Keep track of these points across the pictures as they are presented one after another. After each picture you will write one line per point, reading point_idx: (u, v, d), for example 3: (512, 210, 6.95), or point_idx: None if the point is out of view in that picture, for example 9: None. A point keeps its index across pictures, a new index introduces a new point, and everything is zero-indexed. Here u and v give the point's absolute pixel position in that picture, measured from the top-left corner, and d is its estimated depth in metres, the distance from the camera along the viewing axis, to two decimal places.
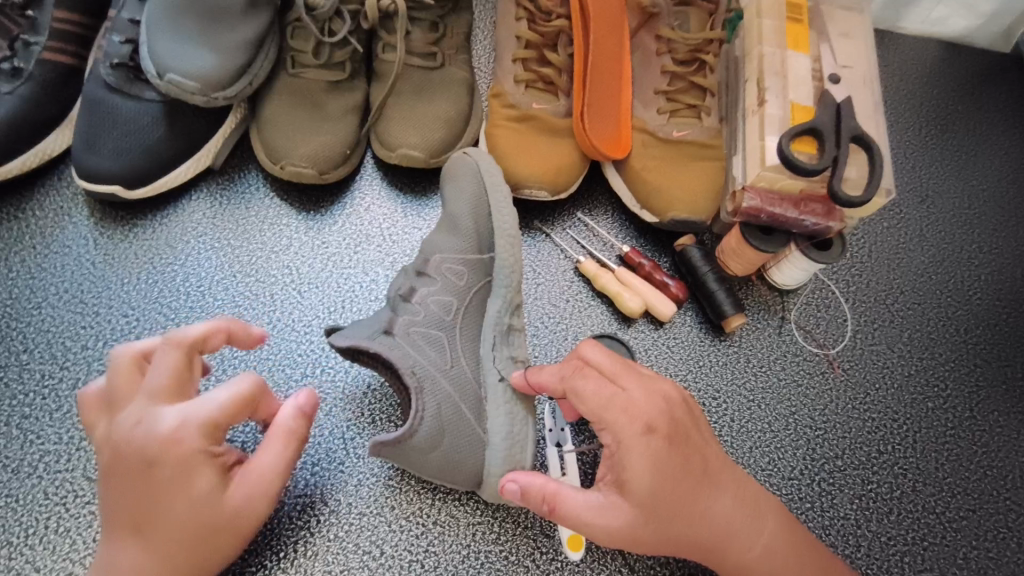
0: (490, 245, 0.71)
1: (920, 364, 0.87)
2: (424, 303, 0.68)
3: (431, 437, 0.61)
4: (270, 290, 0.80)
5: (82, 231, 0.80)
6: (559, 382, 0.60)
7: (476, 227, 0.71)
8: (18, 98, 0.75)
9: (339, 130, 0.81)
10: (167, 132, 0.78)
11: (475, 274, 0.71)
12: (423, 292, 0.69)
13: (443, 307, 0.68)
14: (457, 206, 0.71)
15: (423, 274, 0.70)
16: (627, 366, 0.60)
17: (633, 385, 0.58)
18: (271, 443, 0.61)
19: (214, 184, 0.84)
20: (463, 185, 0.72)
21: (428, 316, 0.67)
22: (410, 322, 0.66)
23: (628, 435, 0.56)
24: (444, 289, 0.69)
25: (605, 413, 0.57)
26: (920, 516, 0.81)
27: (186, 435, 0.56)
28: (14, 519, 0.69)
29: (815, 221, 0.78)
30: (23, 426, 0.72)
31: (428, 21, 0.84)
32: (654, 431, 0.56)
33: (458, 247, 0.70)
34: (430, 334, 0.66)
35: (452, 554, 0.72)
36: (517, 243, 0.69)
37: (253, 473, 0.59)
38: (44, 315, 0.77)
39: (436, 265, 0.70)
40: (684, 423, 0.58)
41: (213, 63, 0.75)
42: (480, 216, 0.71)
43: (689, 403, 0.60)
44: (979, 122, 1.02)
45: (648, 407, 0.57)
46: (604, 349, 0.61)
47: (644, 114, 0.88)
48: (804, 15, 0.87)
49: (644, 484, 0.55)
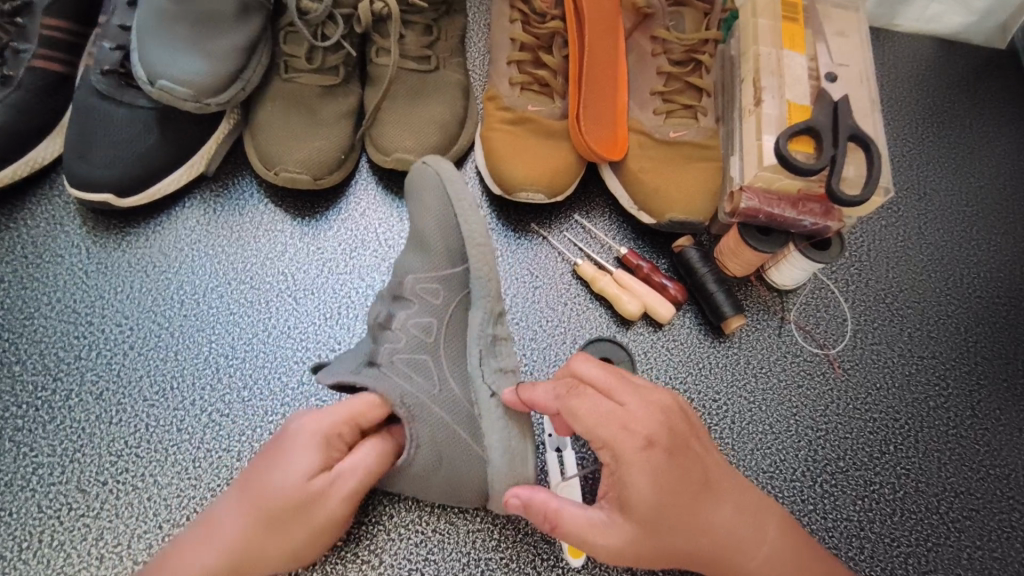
0: (462, 258, 0.68)
1: (920, 363, 0.87)
2: (403, 327, 0.67)
3: (428, 463, 0.63)
4: (265, 297, 0.80)
5: (74, 239, 0.79)
6: (556, 401, 0.58)
7: (446, 242, 0.68)
8: (7, 106, 0.75)
9: (333, 135, 0.80)
10: (159, 139, 0.77)
11: (452, 289, 0.68)
12: (401, 318, 0.68)
13: (423, 329, 0.67)
14: (424, 223, 0.69)
15: (400, 298, 0.69)
16: (622, 379, 0.58)
17: (631, 398, 0.57)
18: (352, 468, 0.59)
19: (208, 190, 0.83)
20: (427, 200, 0.69)
21: (410, 340, 0.67)
22: (392, 351, 0.66)
23: (630, 451, 0.55)
24: (423, 310, 0.68)
25: (604, 430, 0.56)
26: (923, 517, 0.80)
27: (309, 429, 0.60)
28: (8, 533, 0.68)
29: (813, 221, 0.77)
30: (16, 439, 0.71)
31: (422, 24, 0.84)
32: (655, 445, 0.55)
33: (429, 266, 0.69)
34: (415, 358, 0.66)
35: (452, 562, 0.71)
36: (490, 253, 0.65)
37: (326, 497, 0.58)
38: (36, 325, 0.76)
39: (410, 288, 0.69)
40: (682, 433, 0.58)
41: (205, 70, 0.74)
42: (448, 231, 0.67)
43: (684, 411, 0.60)
44: (975, 118, 1.01)
45: (645, 421, 0.56)
46: (598, 363, 0.59)
47: (640, 115, 0.87)
48: (800, 14, 0.87)
49: (646, 500, 0.55)
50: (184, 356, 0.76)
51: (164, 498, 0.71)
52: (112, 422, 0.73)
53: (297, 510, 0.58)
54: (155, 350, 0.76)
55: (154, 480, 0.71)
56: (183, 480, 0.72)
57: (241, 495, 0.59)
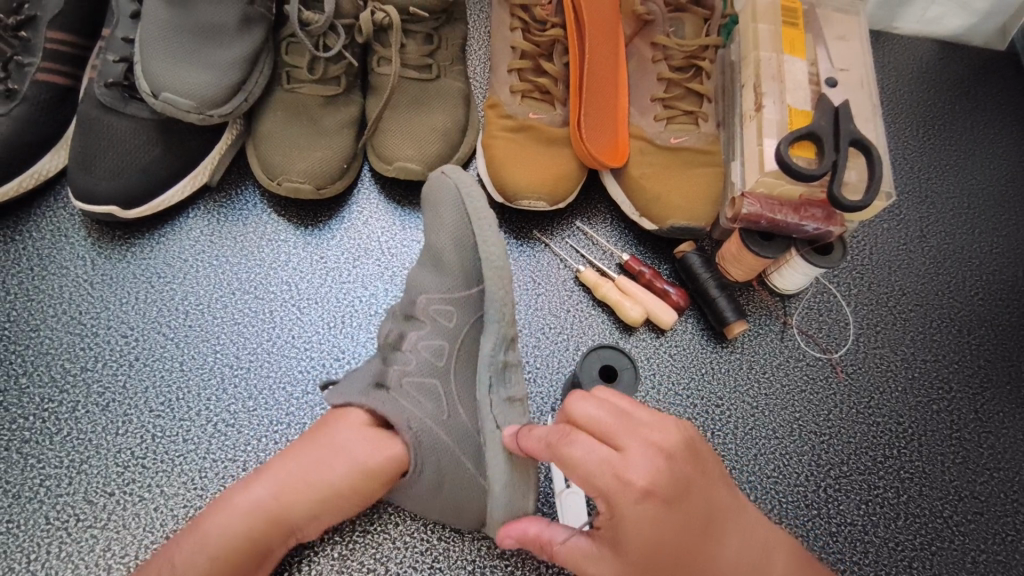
0: (479, 278, 0.69)
1: (923, 367, 0.87)
2: (414, 349, 0.67)
3: (430, 476, 0.62)
4: (270, 307, 0.80)
5: (80, 251, 0.80)
6: (548, 449, 0.56)
7: (463, 262, 0.69)
8: (13, 120, 0.75)
9: (336, 145, 0.81)
10: (162, 151, 0.77)
11: (466, 311, 0.69)
12: (412, 338, 0.68)
13: (434, 352, 0.67)
14: (439, 239, 0.69)
15: (411, 319, 0.69)
16: (623, 419, 0.54)
17: (631, 442, 0.53)
18: (388, 442, 0.60)
19: (211, 201, 0.83)
20: (444, 213, 0.69)
21: (420, 363, 0.66)
22: (402, 372, 0.65)
23: (625, 501, 0.52)
24: (434, 332, 0.68)
25: (598, 480, 0.53)
26: (927, 520, 0.80)
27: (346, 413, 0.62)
28: (16, 544, 0.68)
29: (816, 226, 0.77)
30: (23, 450, 0.72)
31: (423, 33, 0.84)
32: (653, 495, 0.52)
33: (445, 284, 0.69)
34: (424, 382, 0.65)
35: (457, 570, 0.72)
36: (507, 275, 0.65)
37: (363, 449, 0.60)
38: (42, 337, 0.76)
39: (422, 308, 0.69)
40: (687, 475, 0.54)
41: (207, 81, 0.75)
42: (464, 248, 0.68)
43: (692, 447, 0.56)
44: (977, 120, 1.01)
45: (642, 471, 0.52)
46: (595, 401, 0.56)
47: (641, 121, 0.87)
48: (800, 19, 0.87)
49: (640, 548, 0.53)
50: (189, 367, 0.77)
51: (171, 508, 0.71)
52: (117, 433, 0.73)
53: (331, 458, 0.60)
54: (161, 361, 0.77)
55: (160, 490, 0.72)
56: (189, 490, 0.72)
57: (297, 442, 0.62)
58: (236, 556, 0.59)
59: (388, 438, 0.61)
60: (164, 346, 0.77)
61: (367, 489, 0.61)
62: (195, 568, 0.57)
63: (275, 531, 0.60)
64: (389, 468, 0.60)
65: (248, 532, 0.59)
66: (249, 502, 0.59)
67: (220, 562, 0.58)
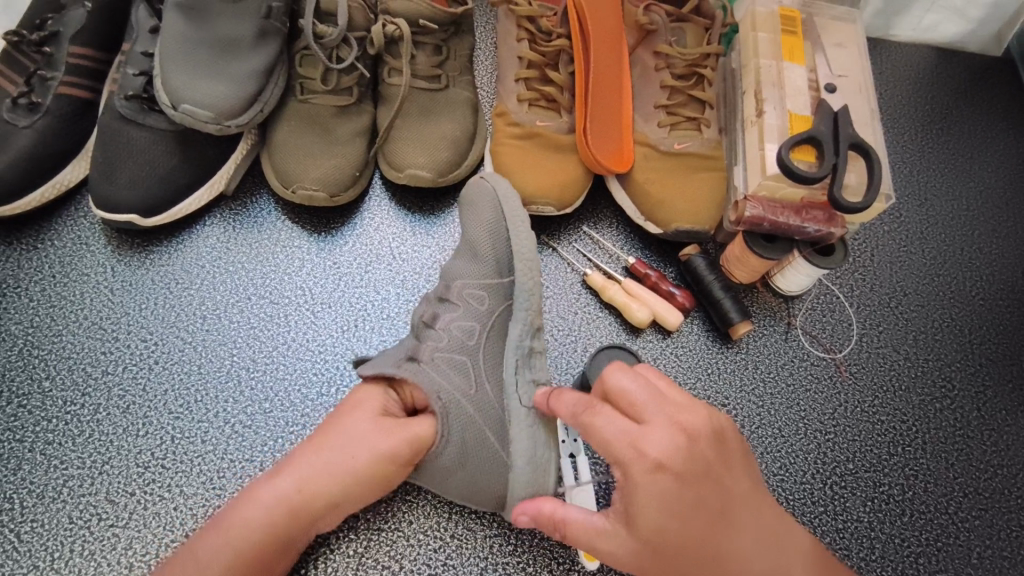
0: (510, 268, 0.73)
1: (925, 365, 0.88)
2: (446, 329, 0.69)
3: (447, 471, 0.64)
4: (285, 311, 0.82)
5: (100, 258, 0.82)
6: (574, 415, 0.59)
7: (495, 251, 0.73)
8: (37, 132, 0.78)
9: (348, 154, 0.83)
10: (180, 161, 0.80)
11: (497, 297, 0.73)
12: (445, 319, 0.70)
13: (465, 332, 0.69)
14: (475, 232, 0.74)
15: (446, 300, 0.72)
16: (655, 394, 0.56)
17: (654, 419, 0.55)
18: (408, 428, 0.62)
19: (227, 209, 0.86)
20: (479, 211, 0.75)
21: (451, 342, 0.68)
22: (434, 348, 0.67)
23: (638, 471, 0.54)
24: (467, 314, 0.71)
25: (617, 449, 0.55)
26: (932, 517, 0.81)
27: (363, 403, 0.64)
28: (40, 543, 0.70)
29: (817, 227, 0.78)
30: (46, 452, 0.74)
31: (431, 45, 0.86)
32: (665, 468, 0.54)
33: (479, 272, 0.73)
34: (454, 359, 0.67)
35: (470, 567, 0.73)
36: (535, 268, 0.72)
37: (383, 436, 0.61)
38: (64, 341, 0.78)
39: (457, 291, 0.72)
40: (707, 459, 0.55)
41: (225, 92, 0.77)
42: (499, 239, 0.73)
43: (720, 434, 0.57)
44: (974, 124, 1.04)
45: (659, 445, 0.54)
46: (632, 374, 0.57)
47: (645, 128, 0.90)
48: (798, 27, 0.89)
49: (649, 522, 0.54)
50: (207, 369, 0.79)
51: (190, 508, 0.73)
52: (138, 435, 0.75)
53: (349, 450, 0.61)
54: (179, 365, 0.79)
55: (180, 490, 0.73)
56: (208, 490, 0.74)
57: (314, 436, 0.64)
58: (260, 545, 0.59)
59: (404, 426, 0.62)
60: (180, 352, 0.79)
61: (386, 474, 0.62)
62: (220, 559, 0.58)
63: (297, 523, 0.61)
64: (411, 452, 0.62)
65: (273, 523, 0.60)
66: (273, 496, 0.60)
67: (244, 555, 0.59)
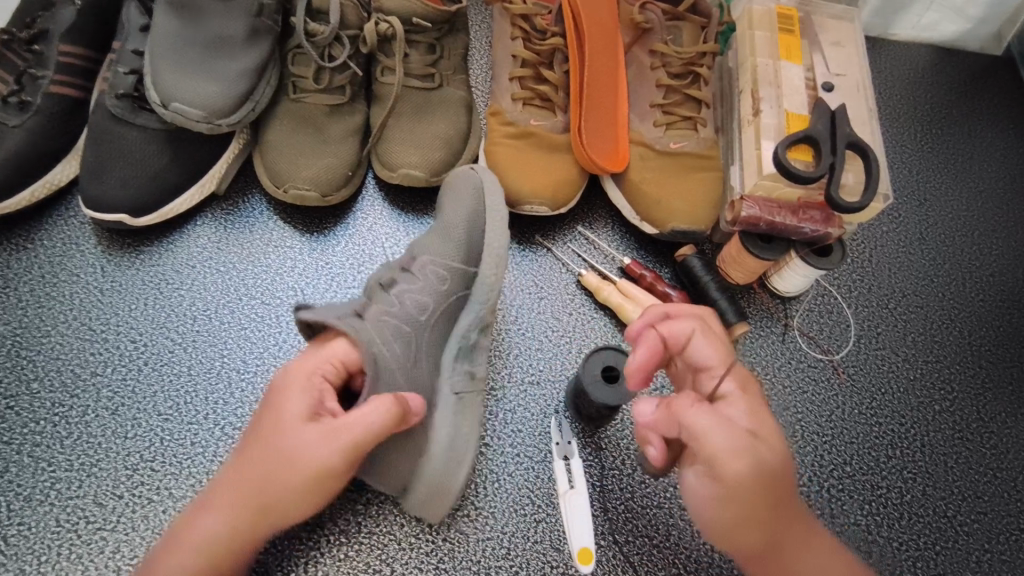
0: (475, 261, 0.74)
1: (924, 367, 0.88)
2: (400, 298, 0.69)
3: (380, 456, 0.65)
4: (276, 312, 0.81)
5: (90, 258, 0.81)
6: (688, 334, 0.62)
7: (468, 238, 0.73)
8: (26, 131, 0.77)
9: (342, 153, 0.82)
10: (171, 161, 0.79)
11: (456, 283, 0.72)
12: (400, 288, 0.70)
13: (419, 307, 0.69)
14: (453, 218, 0.73)
15: (406, 271, 0.71)
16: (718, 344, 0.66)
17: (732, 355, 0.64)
18: (352, 420, 0.56)
19: (219, 209, 0.85)
20: (461, 200, 0.74)
21: (402, 312, 0.68)
22: (384, 311, 0.67)
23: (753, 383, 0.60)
24: (423, 290, 0.70)
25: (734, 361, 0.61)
26: (930, 520, 0.80)
27: (291, 410, 0.58)
28: (26, 547, 0.69)
29: (814, 227, 0.78)
30: (33, 454, 0.73)
31: (425, 44, 0.85)
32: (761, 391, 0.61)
33: (446, 252, 0.72)
34: (401, 328, 0.68)
35: (462, 571, 0.72)
36: (502, 263, 0.72)
37: (317, 441, 0.55)
38: (53, 342, 0.78)
39: (420, 266, 0.71)
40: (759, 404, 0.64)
41: (216, 91, 0.76)
42: (474, 232, 0.73)
43: None
44: (975, 123, 1.03)
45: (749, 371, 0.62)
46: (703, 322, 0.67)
47: (641, 127, 0.89)
48: (796, 25, 0.88)
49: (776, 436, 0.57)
50: (197, 371, 0.78)
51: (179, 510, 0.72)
52: (127, 436, 0.75)
53: (280, 468, 0.55)
54: (168, 365, 0.78)
55: (169, 492, 0.73)
56: (197, 491, 0.73)
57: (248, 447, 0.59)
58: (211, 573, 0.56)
59: (342, 423, 0.56)
60: (167, 353, 0.78)
61: (333, 477, 0.57)
62: None
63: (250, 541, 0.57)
64: (363, 443, 0.56)
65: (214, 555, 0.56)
66: (205, 529, 0.57)
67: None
